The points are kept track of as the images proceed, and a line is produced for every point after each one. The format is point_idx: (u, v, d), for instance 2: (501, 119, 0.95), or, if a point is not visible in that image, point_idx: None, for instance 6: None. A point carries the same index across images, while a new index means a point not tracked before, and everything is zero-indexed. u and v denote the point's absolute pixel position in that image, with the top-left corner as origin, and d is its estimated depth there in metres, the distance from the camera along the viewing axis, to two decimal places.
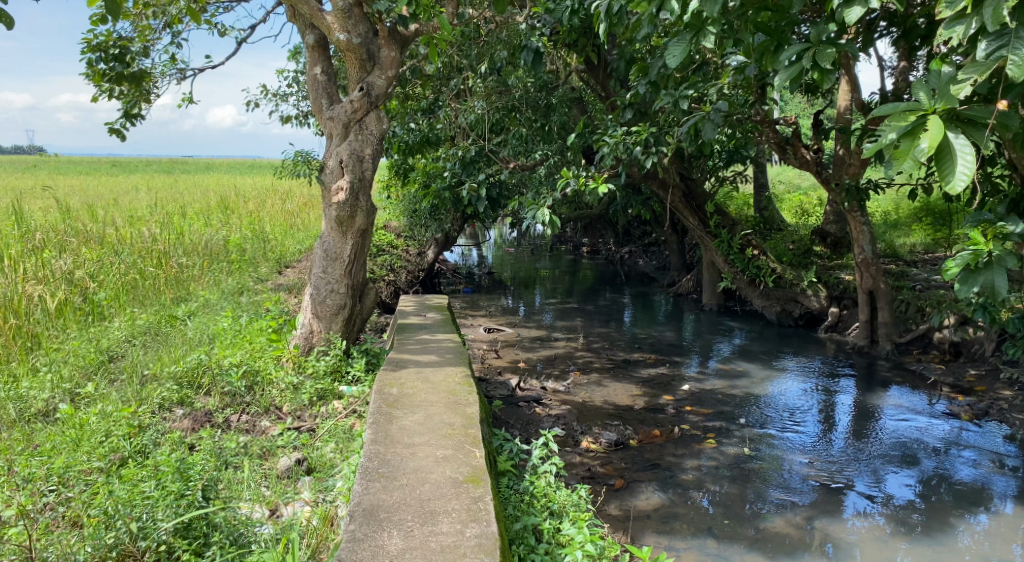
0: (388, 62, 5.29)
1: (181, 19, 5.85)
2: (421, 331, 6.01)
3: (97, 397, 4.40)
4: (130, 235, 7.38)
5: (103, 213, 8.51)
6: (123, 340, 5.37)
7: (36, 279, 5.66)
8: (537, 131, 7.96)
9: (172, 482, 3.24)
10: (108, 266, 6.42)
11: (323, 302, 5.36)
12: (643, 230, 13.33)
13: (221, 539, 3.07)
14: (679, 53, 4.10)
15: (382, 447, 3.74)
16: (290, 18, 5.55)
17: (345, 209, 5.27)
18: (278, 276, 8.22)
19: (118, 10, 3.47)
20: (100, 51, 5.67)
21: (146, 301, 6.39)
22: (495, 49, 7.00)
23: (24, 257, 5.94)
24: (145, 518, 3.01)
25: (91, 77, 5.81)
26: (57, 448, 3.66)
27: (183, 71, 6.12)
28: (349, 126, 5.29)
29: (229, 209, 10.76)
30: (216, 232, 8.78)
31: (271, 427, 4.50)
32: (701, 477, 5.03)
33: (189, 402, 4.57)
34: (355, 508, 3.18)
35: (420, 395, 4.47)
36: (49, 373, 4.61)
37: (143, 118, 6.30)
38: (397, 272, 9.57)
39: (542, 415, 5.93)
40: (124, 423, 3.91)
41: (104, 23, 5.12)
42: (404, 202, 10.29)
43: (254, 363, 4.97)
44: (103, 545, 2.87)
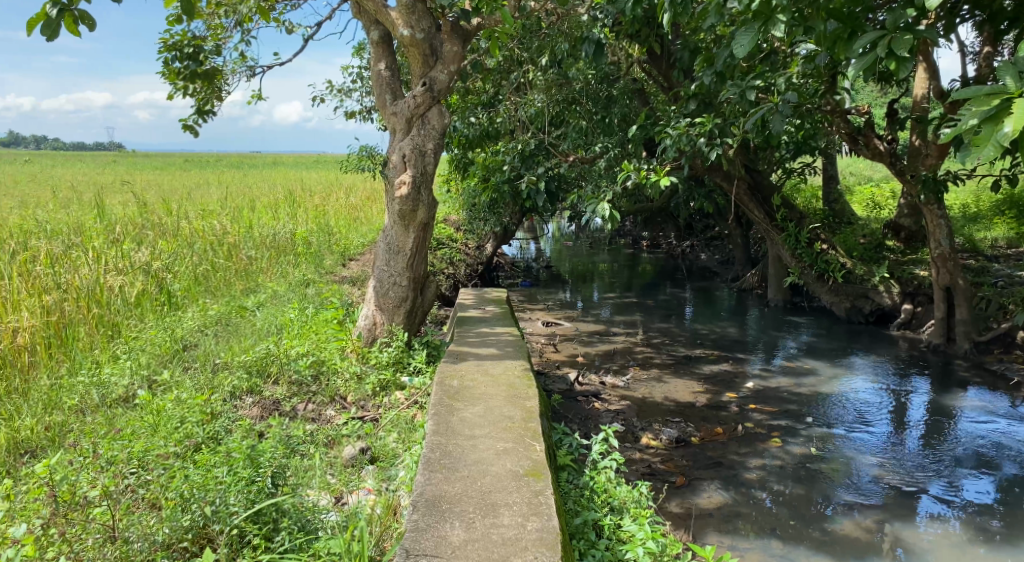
0: (451, 56, 5.32)
1: (251, 18, 6.02)
2: (480, 324, 6.04)
3: (173, 384, 4.57)
4: (203, 228, 7.66)
5: (178, 208, 8.84)
6: (196, 330, 5.56)
7: (116, 270, 5.91)
8: (597, 124, 7.92)
9: (243, 468, 3.35)
10: (182, 258, 6.68)
11: (386, 295, 5.46)
12: (705, 223, 13.06)
13: (289, 525, 3.16)
14: (748, 42, 3.94)
15: (444, 438, 3.79)
16: (356, 14, 5.62)
17: (408, 203, 5.32)
18: (341, 269, 8.39)
19: (193, 10, 3.59)
20: (175, 50, 5.88)
21: (218, 292, 6.60)
22: (556, 41, 6.97)
23: (106, 250, 6.21)
24: (218, 501, 3.11)
25: (167, 75, 6.04)
26: (137, 433, 3.82)
27: (252, 68, 6.34)
28: (412, 121, 5.37)
29: (296, 203, 11.05)
30: (284, 226, 9.02)
31: (336, 416, 4.62)
32: (766, 476, 4.92)
33: (258, 390, 4.72)
34: (418, 498, 3.22)
35: (481, 388, 4.51)
36: (129, 360, 4.79)
37: (215, 115, 6.51)
38: (456, 265, 9.67)
39: (601, 410, 5.90)
40: (198, 410, 4.06)
41: (179, 24, 5.31)
42: (465, 195, 10.40)
43: (320, 354, 5.11)
44: (180, 528, 3.00)
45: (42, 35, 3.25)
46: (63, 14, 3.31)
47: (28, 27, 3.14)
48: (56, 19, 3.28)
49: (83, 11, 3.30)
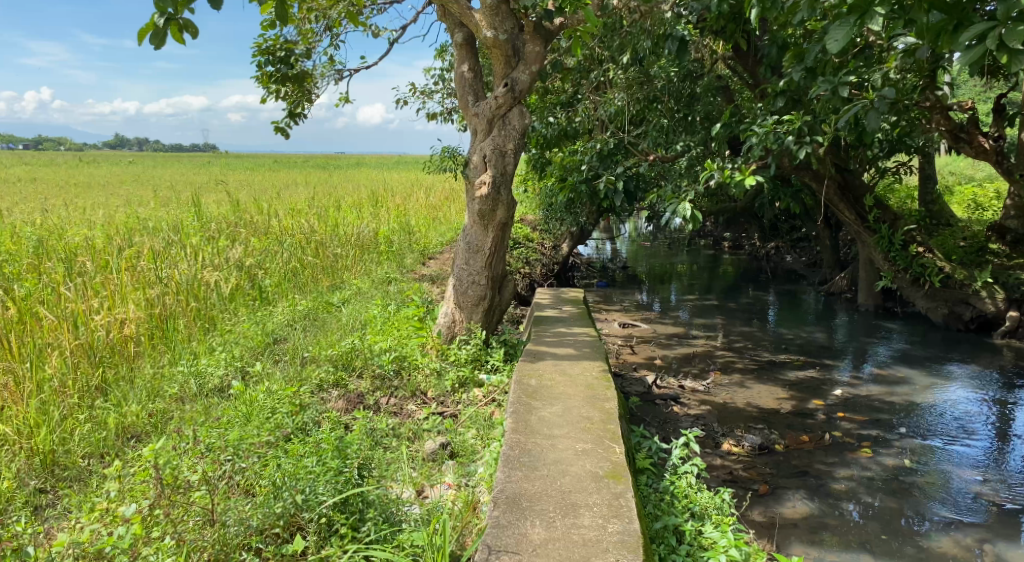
0: (533, 56, 5.35)
1: (340, 22, 6.22)
2: (558, 324, 6.04)
3: (264, 376, 4.77)
4: (291, 226, 7.96)
5: (268, 207, 9.21)
6: (285, 325, 5.78)
7: (213, 266, 6.20)
8: (679, 123, 7.79)
9: (331, 458, 3.44)
10: (272, 255, 6.96)
11: (465, 294, 5.52)
12: (790, 225, 12.64)
13: (375, 516, 3.25)
14: (842, 37, 3.80)
15: (523, 436, 3.81)
16: (440, 16, 5.71)
17: (488, 203, 5.36)
18: (421, 267, 8.55)
19: (286, 14, 3.78)
20: (269, 54, 6.12)
21: (306, 288, 6.83)
22: (638, 39, 6.89)
23: (204, 247, 6.54)
24: (308, 491, 3.23)
25: (261, 79, 6.29)
26: (232, 421, 4.00)
27: (339, 71, 6.54)
28: (493, 122, 5.41)
29: (378, 202, 11.32)
30: (367, 225, 9.26)
31: (417, 411, 4.71)
32: (855, 488, 4.73)
33: (343, 384, 4.87)
34: (499, 495, 3.26)
35: (559, 387, 4.51)
36: (224, 352, 5.03)
37: (305, 117, 6.75)
38: (533, 265, 9.70)
39: (680, 414, 5.81)
40: (288, 401, 4.22)
41: (273, 29, 5.53)
42: (543, 195, 10.42)
43: (402, 349, 5.21)
44: (272, 514, 3.12)
45: (150, 42, 3.44)
46: (168, 22, 3.49)
47: (138, 35, 3.32)
48: (162, 28, 3.46)
49: (186, 21, 3.49)
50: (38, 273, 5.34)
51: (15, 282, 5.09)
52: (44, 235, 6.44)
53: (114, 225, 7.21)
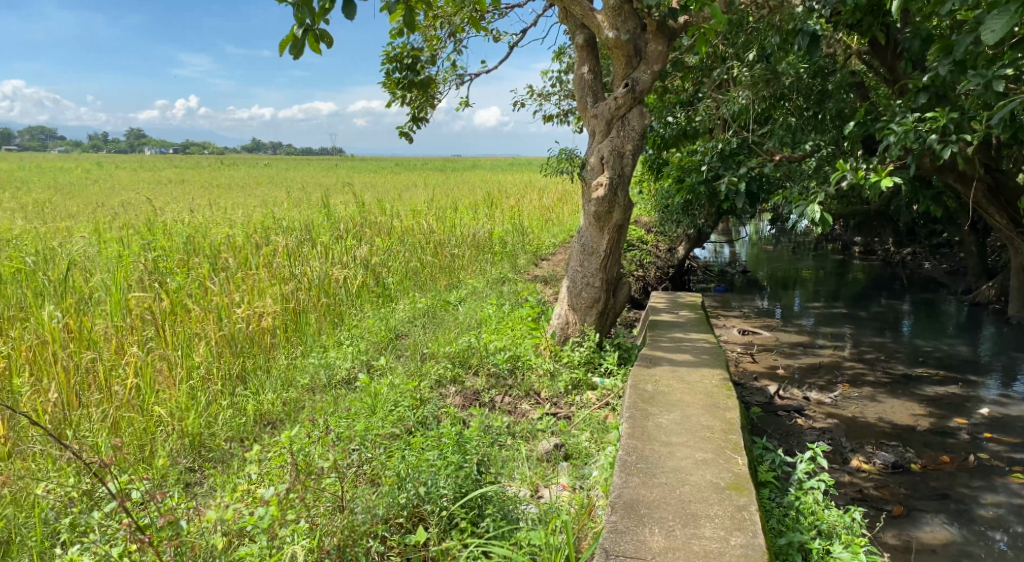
0: (656, 56, 5.27)
1: (464, 28, 6.37)
2: (675, 329, 5.91)
3: (387, 369, 4.95)
4: (412, 227, 8.23)
5: (390, 207, 9.57)
6: (406, 321, 5.98)
7: (340, 263, 6.51)
8: (808, 121, 7.43)
9: (452, 453, 3.52)
10: (395, 254, 7.21)
11: (579, 296, 5.50)
12: (930, 229, 11.78)
13: (494, 513, 3.32)
14: (1000, 28, 3.50)
15: (640, 442, 3.75)
16: (562, 19, 5.73)
17: (604, 204, 5.31)
18: (534, 268, 8.60)
19: (413, 23, 3.95)
20: (396, 61, 6.36)
21: (425, 286, 7.04)
22: (766, 36, 6.64)
23: (332, 245, 6.89)
24: (430, 483, 3.32)
25: (388, 85, 6.54)
26: (358, 412, 4.15)
27: (461, 77, 6.70)
28: (612, 123, 5.36)
29: (494, 204, 11.50)
30: (483, 225, 9.42)
31: (531, 411, 4.74)
32: (1004, 516, 4.35)
33: (460, 380, 4.98)
34: (616, 500, 3.23)
35: (676, 394, 4.41)
36: (351, 346, 5.27)
37: (427, 121, 6.95)
38: (647, 268, 9.55)
39: (805, 427, 5.54)
40: (409, 396, 4.34)
41: (401, 37, 5.73)
42: (659, 196, 10.23)
43: (516, 349, 5.26)
44: (396, 505, 3.23)
45: (290, 53, 3.65)
46: (305, 33, 3.69)
47: (281, 45, 3.52)
48: (301, 39, 3.66)
49: (322, 32, 3.67)
50: (188, 268, 5.79)
51: (169, 276, 5.53)
52: (192, 232, 6.97)
53: (252, 224, 7.71)
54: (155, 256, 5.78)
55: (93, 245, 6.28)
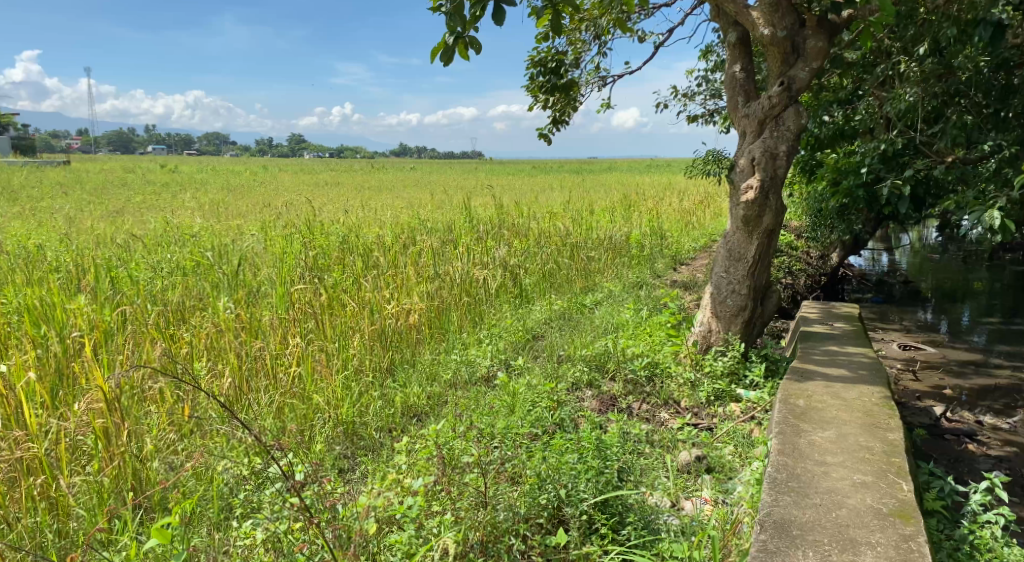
0: (815, 52, 4.99)
1: (609, 30, 6.31)
2: (828, 342, 5.56)
3: (525, 369, 4.98)
4: (550, 230, 8.28)
5: (528, 210, 9.69)
6: (543, 323, 6.02)
7: (480, 264, 6.65)
8: (988, 119, 6.76)
9: (592, 457, 3.51)
10: (533, 256, 7.29)
11: (722, 303, 5.25)
12: None
13: (635, 522, 3.27)
14: None
15: (790, 460, 3.56)
16: (714, 18, 5.56)
17: (753, 208, 5.06)
18: (673, 272, 8.38)
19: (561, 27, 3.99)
20: (540, 65, 6.43)
21: (563, 288, 7.04)
22: (940, 26, 6.10)
23: (474, 246, 7.09)
24: (570, 486, 3.33)
25: (531, 89, 6.62)
26: (498, 410, 4.19)
27: (604, 79, 6.65)
28: (764, 123, 5.11)
29: (632, 207, 11.35)
30: (621, 228, 9.32)
31: (670, 420, 4.61)
32: None
33: (596, 385, 4.94)
34: (765, 518, 3.08)
35: (830, 411, 4.14)
36: (491, 344, 5.37)
37: (568, 123, 6.97)
38: (795, 275, 9.07)
39: (978, 454, 5.04)
40: (547, 397, 4.32)
41: (546, 41, 5.77)
42: (809, 200, 9.69)
43: (654, 356, 5.14)
44: (537, 504, 3.26)
45: (441, 59, 3.82)
46: (456, 40, 3.85)
47: (433, 52, 3.73)
48: (451, 46, 3.83)
49: (473, 37, 3.86)
50: (342, 266, 6.13)
51: (325, 273, 5.89)
52: (345, 232, 7.39)
53: (399, 225, 8.05)
54: (314, 254, 6.17)
55: (260, 243, 6.80)
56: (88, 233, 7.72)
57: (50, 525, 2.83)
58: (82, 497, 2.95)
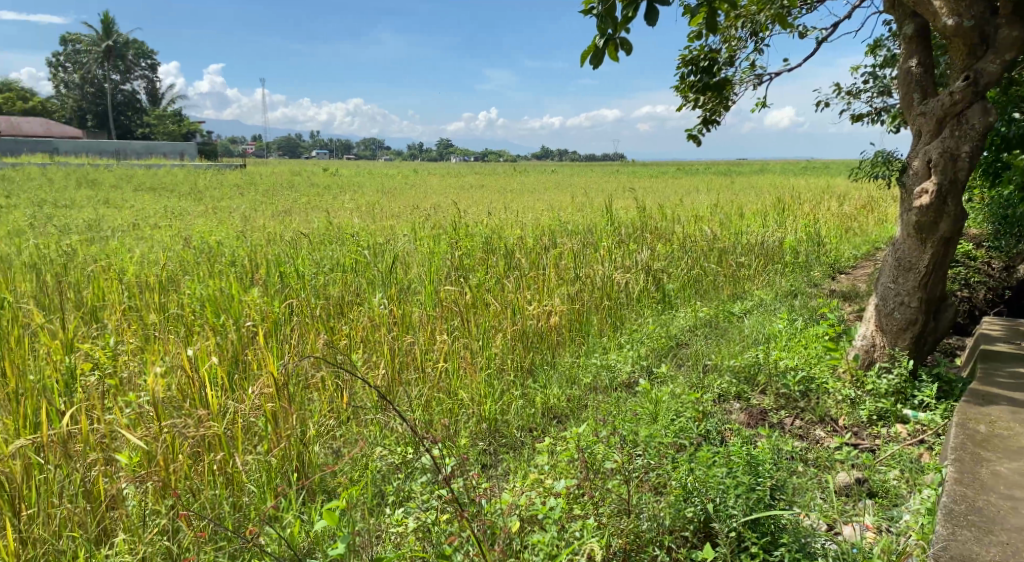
0: (1010, 42, 4.43)
1: (767, 26, 6.03)
2: (1016, 363, 4.96)
3: (669, 379, 4.61)
4: (696, 234, 7.99)
5: (673, 213, 9.42)
6: (687, 330, 5.69)
7: (623, 268, 6.52)
8: None
9: (743, 473, 3.24)
10: (678, 261, 7.05)
11: (890, 315, 4.79)
12: None
13: (790, 544, 3.05)
14: None
15: (970, 491, 3.21)
16: (888, 10, 5.16)
17: (928, 214, 4.59)
18: (830, 281, 7.55)
19: (717, 26, 3.87)
20: (692, 65, 6.24)
21: (709, 293, 6.72)
22: None
23: (616, 249, 6.97)
24: (718, 501, 3.15)
25: (681, 89, 6.44)
26: (638, 419, 3.90)
27: (760, 77, 6.35)
28: (944, 121, 4.63)
29: (785, 212, 10.74)
30: (773, 233, 8.84)
31: (827, 438, 4.30)
32: None
33: (744, 397, 4.69)
34: (940, 554, 2.87)
35: (1021, 440, 3.71)
36: (631, 350, 5.04)
37: (719, 123, 6.73)
38: (974, 287, 8.19)
39: None
40: (691, 407, 3.97)
41: (699, 39, 5.59)
42: (994, 205, 8.72)
43: (810, 370, 4.76)
44: (684, 516, 3.14)
45: (590, 62, 3.97)
46: (606, 42, 3.95)
47: (582, 56, 3.87)
48: (601, 48, 3.95)
49: (624, 38, 3.91)
50: (486, 267, 6.26)
51: (471, 273, 6.03)
52: (488, 233, 7.53)
53: (541, 227, 8.09)
54: (459, 254, 6.32)
55: (411, 243, 7.08)
56: (260, 231, 8.38)
57: (226, 498, 3.05)
58: (254, 474, 3.15)
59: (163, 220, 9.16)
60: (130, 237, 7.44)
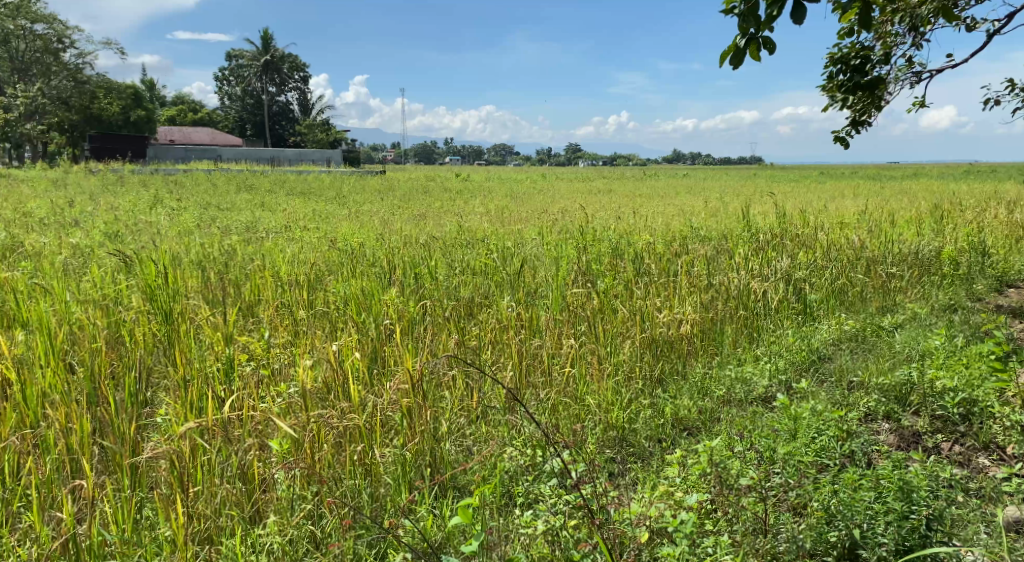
0: None
1: (929, 20, 5.57)
2: None
3: (810, 394, 4.37)
4: (841, 242, 7.50)
5: (816, 219, 8.90)
6: (830, 343, 5.35)
7: (759, 276, 6.22)
8: None
9: (894, 498, 3.06)
10: (820, 270, 6.64)
11: None
12: None
13: None
14: None
15: None
16: None
17: None
18: (998, 295, 6.80)
19: (870, 22, 3.63)
20: (840, 63, 5.90)
21: (854, 306, 6.26)
22: None
23: (753, 257, 6.68)
24: (865, 527, 3.00)
25: (828, 89, 6.09)
26: (776, 434, 3.68)
27: (918, 75, 5.89)
28: None
29: (944, 219, 9.87)
30: (930, 242, 8.13)
31: (992, 467, 3.87)
32: None
33: (896, 417, 4.33)
34: None
35: None
36: (769, 363, 4.79)
37: (869, 125, 6.30)
38: None
39: None
40: (835, 425, 3.67)
41: (850, 35, 5.26)
42: None
43: (973, 391, 4.26)
44: (826, 541, 3.01)
45: (729, 62, 4.02)
46: (747, 42, 3.99)
47: (720, 55, 3.94)
48: (742, 48, 3.98)
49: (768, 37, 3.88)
50: (615, 273, 6.19)
51: (599, 278, 5.99)
52: (618, 238, 7.44)
53: (672, 233, 7.90)
54: (588, 260, 6.29)
55: (540, 247, 7.12)
56: (396, 234, 8.73)
57: (365, 489, 3.16)
58: (390, 466, 3.26)
59: (309, 222, 9.75)
60: (280, 238, 7.98)
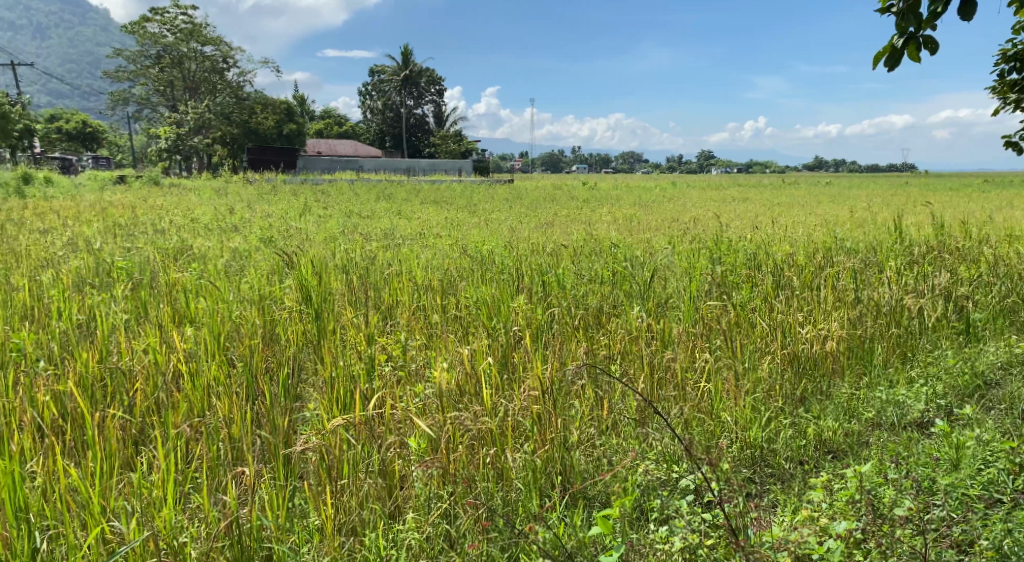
0: None
1: None
2: None
3: (975, 422, 3.98)
4: (1012, 256, 6.80)
5: (982, 231, 8.13)
6: (999, 367, 4.72)
7: (915, 292, 5.75)
8: None
9: None
10: (987, 286, 6.05)
11: None
12: None
13: None
14: None
15: None
16: None
17: None
18: None
19: None
20: (1014, 60, 5.39)
21: None
22: None
23: (907, 271, 6.20)
24: None
25: (997, 89, 5.58)
26: (936, 464, 3.40)
27: None
28: None
29: None
30: None
31: None
32: None
33: None
34: None
35: None
36: (926, 386, 4.41)
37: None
38: None
39: None
40: (1005, 457, 3.33)
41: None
42: None
43: None
44: None
45: (885, 64, 3.81)
46: (906, 43, 3.76)
47: (875, 56, 3.75)
48: (899, 48, 3.75)
49: (931, 37, 3.67)
50: (751, 285, 5.95)
51: (734, 290, 5.78)
52: (755, 249, 7.16)
53: (813, 244, 7.49)
54: (723, 271, 6.09)
55: (672, 256, 6.98)
56: (525, 242, 8.83)
57: (498, 492, 3.21)
58: (521, 472, 3.29)
59: (443, 230, 10.08)
60: (416, 244, 8.28)
